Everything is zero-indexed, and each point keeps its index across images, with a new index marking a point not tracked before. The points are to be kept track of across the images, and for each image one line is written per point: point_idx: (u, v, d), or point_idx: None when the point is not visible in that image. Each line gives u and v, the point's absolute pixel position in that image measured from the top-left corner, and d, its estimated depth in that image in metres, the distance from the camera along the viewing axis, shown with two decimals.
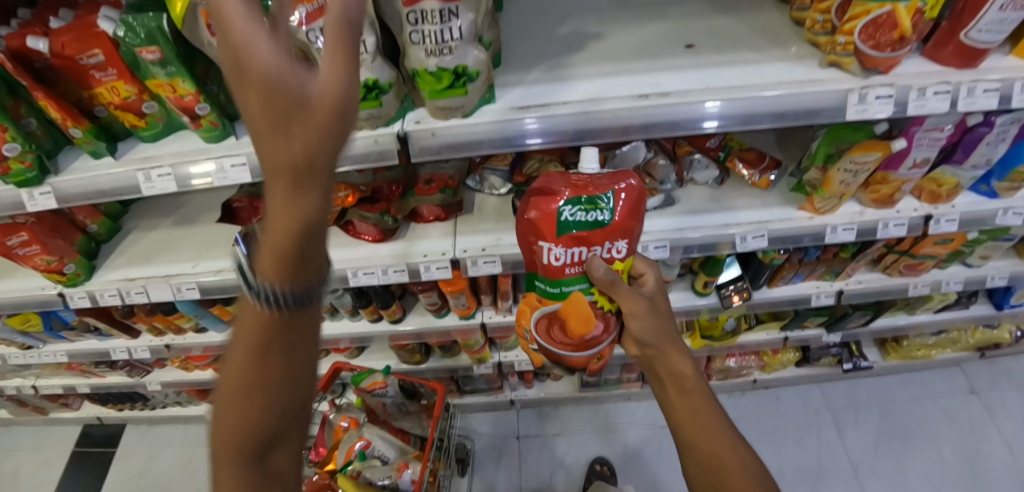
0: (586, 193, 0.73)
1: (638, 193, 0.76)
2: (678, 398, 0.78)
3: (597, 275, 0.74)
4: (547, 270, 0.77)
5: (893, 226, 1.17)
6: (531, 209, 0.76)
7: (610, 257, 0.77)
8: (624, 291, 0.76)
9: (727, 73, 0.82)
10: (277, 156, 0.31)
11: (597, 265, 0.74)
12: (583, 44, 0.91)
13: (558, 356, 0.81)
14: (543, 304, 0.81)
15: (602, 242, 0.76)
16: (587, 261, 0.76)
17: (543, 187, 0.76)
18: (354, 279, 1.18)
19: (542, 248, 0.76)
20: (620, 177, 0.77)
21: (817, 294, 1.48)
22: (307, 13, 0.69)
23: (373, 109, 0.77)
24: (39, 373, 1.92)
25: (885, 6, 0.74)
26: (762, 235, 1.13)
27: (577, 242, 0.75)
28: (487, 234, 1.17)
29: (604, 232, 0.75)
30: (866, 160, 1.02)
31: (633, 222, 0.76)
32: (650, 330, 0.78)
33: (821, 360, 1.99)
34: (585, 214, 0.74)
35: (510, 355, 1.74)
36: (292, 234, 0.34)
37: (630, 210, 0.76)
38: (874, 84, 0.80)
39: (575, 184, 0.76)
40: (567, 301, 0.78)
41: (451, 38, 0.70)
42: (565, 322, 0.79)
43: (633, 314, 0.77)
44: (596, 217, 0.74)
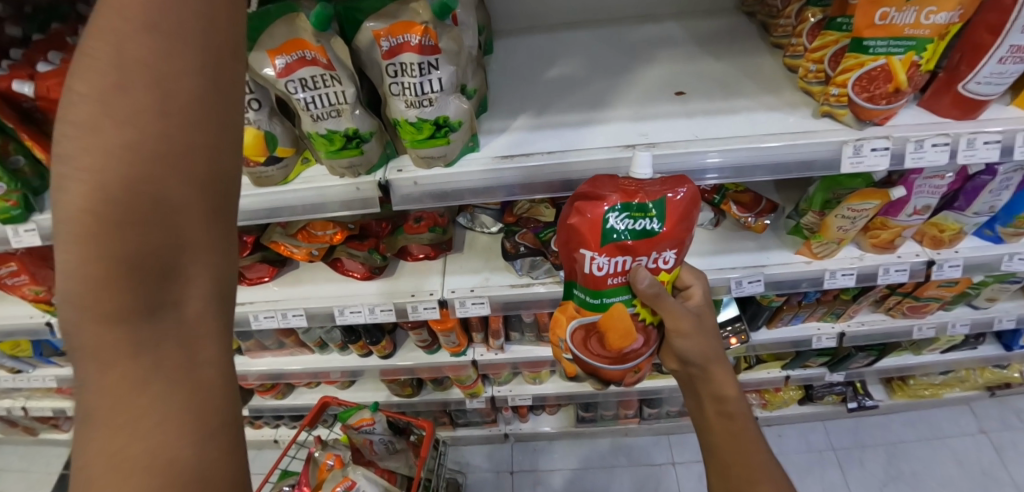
0: (638, 201, 0.71)
1: (693, 196, 0.73)
2: (719, 417, 0.87)
3: (642, 287, 0.73)
4: (588, 279, 0.76)
5: (894, 271, 1.14)
6: (577, 213, 0.73)
7: (656, 266, 0.76)
8: (677, 310, 0.82)
9: (717, 122, 0.80)
10: (159, 72, 0.26)
11: (643, 275, 0.74)
12: (572, 89, 0.89)
13: (593, 370, 0.82)
14: (581, 315, 0.81)
15: (647, 251, 0.74)
16: (632, 270, 0.74)
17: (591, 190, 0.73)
18: (340, 318, 1.15)
19: (584, 255, 0.74)
20: (676, 180, 0.74)
21: (818, 335, 1.44)
22: (284, 64, 0.67)
23: (353, 157, 0.76)
24: (29, 396, 1.90)
25: (879, 59, 0.72)
26: (758, 280, 1.10)
27: (623, 250, 0.73)
28: (475, 274, 1.14)
29: (651, 241, 0.73)
30: (864, 208, 1.01)
31: (684, 230, 0.74)
32: (696, 347, 0.86)
33: (825, 399, 1.93)
34: (633, 222, 0.72)
35: (503, 389, 1.70)
36: (199, 173, 0.28)
37: (685, 214, 0.73)
38: (870, 136, 0.78)
39: (628, 188, 0.74)
40: (606, 312, 0.77)
41: (432, 90, 0.68)
42: (603, 335, 0.79)
43: (681, 331, 0.83)
44: (646, 225, 0.72)
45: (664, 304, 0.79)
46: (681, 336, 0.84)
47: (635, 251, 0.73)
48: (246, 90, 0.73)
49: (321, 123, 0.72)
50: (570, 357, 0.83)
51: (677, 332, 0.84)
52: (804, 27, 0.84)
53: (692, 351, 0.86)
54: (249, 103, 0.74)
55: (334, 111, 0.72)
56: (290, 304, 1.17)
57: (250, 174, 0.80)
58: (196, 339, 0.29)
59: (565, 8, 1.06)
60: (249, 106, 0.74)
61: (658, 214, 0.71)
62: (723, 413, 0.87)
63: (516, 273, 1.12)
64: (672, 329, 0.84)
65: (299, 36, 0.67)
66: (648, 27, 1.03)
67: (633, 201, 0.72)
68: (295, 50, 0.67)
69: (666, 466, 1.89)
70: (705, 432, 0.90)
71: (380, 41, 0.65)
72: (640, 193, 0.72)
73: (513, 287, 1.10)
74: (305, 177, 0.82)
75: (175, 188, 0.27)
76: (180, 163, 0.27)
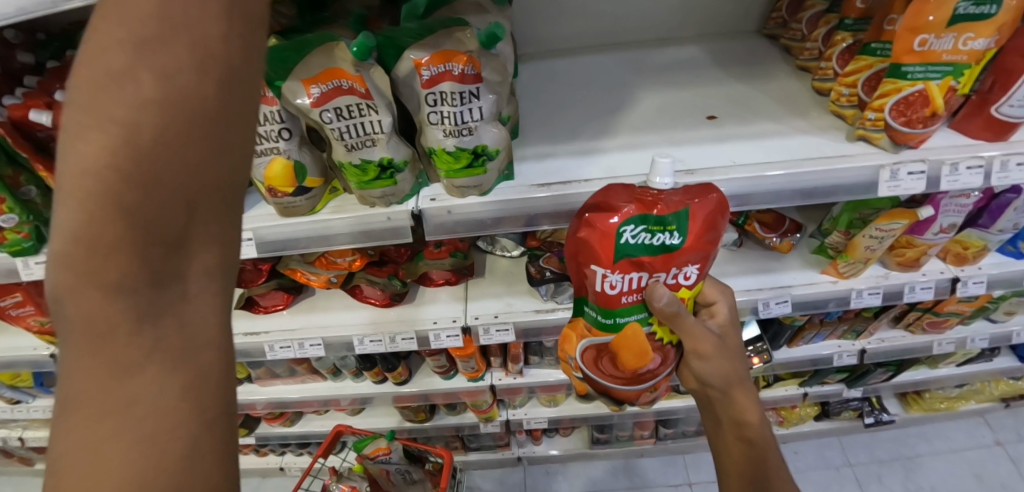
0: (656, 214, 0.66)
1: (719, 206, 0.68)
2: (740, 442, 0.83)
3: (658, 306, 0.68)
4: (601, 297, 0.70)
5: (920, 289, 1.13)
6: (588, 226, 0.68)
7: (675, 283, 0.70)
8: (699, 333, 0.74)
9: (752, 147, 0.79)
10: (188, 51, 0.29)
11: (659, 293, 0.68)
12: (601, 115, 0.88)
13: (604, 389, 0.75)
14: (592, 334, 0.74)
15: (666, 267, 0.69)
16: (648, 287, 0.69)
17: (604, 202, 0.68)
18: (360, 347, 1.13)
19: (594, 272, 0.69)
20: (697, 190, 0.68)
21: (839, 353, 1.42)
22: (320, 93, 0.65)
23: (386, 187, 0.74)
24: (26, 427, 1.84)
25: (916, 84, 0.72)
26: (785, 301, 1.08)
27: (638, 266, 0.68)
28: (498, 299, 1.12)
29: (671, 256, 0.68)
30: (892, 227, 0.99)
31: (706, 242, 0.68)
32: (716, 371, 0.78)
33: (841, 415, 1.91)
34: (650, 236, 0.67)
35: (518, 412, 1.67)
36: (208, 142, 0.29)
37: (705, 227, 0.67)
38: (906, 160, 0.77)
39: (642, 199, 0.68)
40: (619, 334, 0.72)
41: (472, 119, 0.67)
42: (616, 354, 0.73)
43: (702, 353, 0.76)
44: (665, 240, 0.67)
45: (682, 325, 0.72)
46: (702, 359, 0.77)
47: (652, 267, 0.69)
48: (277, 119, 0.70)
49: (355, 153, 0.70)
50: (581, 375, 0.77)
51: (698, 355, 0.76)
52: (835, 51, 0.84)
53: (712, 374, 0.78)
54: (280, 133, 0.72)
55: (370, 140, 0.70)
56: (307, 333, 1.14)
57: (278, 204, 0.78)
58: (196, 301, 0.30)
59: (588, 31, 1.06)
60: (279, 136, 0.72)
61: (678, 228, 0.66)
62: (744, 438, 0.83)
63: (541, 299, 1.10)
64: (691, 351, 0.76)
65: (337, 65, 0.65)
66: (671, 51, 1.03)
67: (649, 214, 0.66)
68: (331, 79, 0.65)
69: (683, 488, 1.86)
70: (723, 452, 0.87)
71: (421, 70, 0.63)
72: (655, 205, 0.67)
73: (537, 313, 1.08)
74: (333, 207, 0.81)
75: (181, 156, 0.29)
76: (208, 133, 0.29)
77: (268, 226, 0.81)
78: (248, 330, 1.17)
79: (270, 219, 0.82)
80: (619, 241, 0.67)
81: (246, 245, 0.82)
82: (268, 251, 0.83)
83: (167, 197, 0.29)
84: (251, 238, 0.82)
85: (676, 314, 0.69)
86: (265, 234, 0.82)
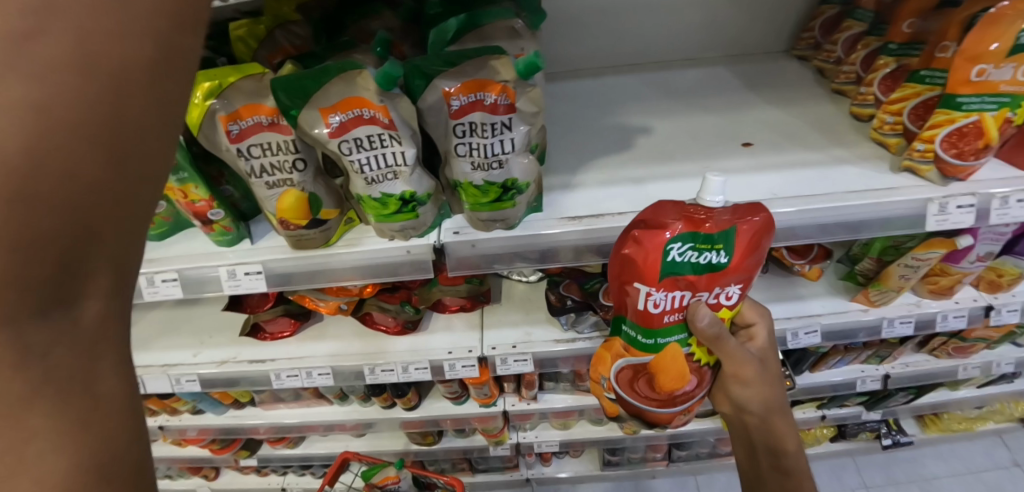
0: (706, 232, 0.61)
1: (767, 225, 0.63)
2: (775, 470, 0.77)
3: (700, 325, 0.63)
4: (642, 316, 0.65)
5: (953, 317, 1.08)
6: (633, 244, 0.63)
7: (717, 303, 0.65)
8: (741, 356, 0.68)
9: (791, 178, 0.75)
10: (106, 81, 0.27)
11: (702, 313, 0.63)
12: (630, 141, 0.84)
13: (636, 412, 0.69)
14: (629, 354, 0.68)
15: (710, 288, 0.64)
16: (691, 305, 0.64)
17: (652, 219, 0.63)
18: (370, 376, 1.08)
19: (638, 291, 0.64)
20: (745, 208, 0.63)
21: (862, 379, 1.38)
22: (339, 123, 0.60)
23: (408, 220, 0.69)
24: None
25: (971, 116, 0.67)
26: (814, 331, 1.04)
27: (683, 284, 0.63)
28: (516, 328, 1.08)
29: (716, 277, 0.63)
30: (928, 257, 0.95)
31: (754, 261, 0.63)
32: (756, 397, 0.72)
33: (858, 436, 1.86)
34: (697, 255, 0.61)
35: (529, 435, 1.61)
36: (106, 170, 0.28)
37: (754, 244, 0.62)
38: (956, 193, 0.72)
39: (690, 214, 0.63)
40: (659, 354, 0.66)
41: (503, 151, 0.62)
42: (653, 376, 0.67)
43: (743, 378, 0.70)
44: (711, 261, 0.62)
45: (726, 347, 0.66)
46: (742, 384, 0.71)
47: (696, 286, 0.64)
48: (291, 150, 0.66)
49: (375, 186, 0.65)
50: (613, 397, 0.71)
51: (739, 380, 0.71)
52: (875, 76, 0.80)
53: (753, 401, 0.72)
54: (294, 164, 0.67)
55: (391, 174, 0.64)
56: (316, 362, 1.09)
57: (291, 237, 0.73)
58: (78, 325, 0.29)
59: (611, 50, 1.02)
60: (293, 167, 0.67)
61: (726, 249, 0.61)
62: (780, 466, 0.77)
63: (561, 328, 1.05)
64: (731, 376, 0.70)
65: (358, 93, 0.59)
66: (697, 71, 0.99)
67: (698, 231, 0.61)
68: (351, 108, 0.59)
69: None
70: (755, 481, 0.81)
71: (450, 100, 0.59)
72: (704, 221, 0.62)
73: (557, 343, 1.03)
74: (349, 239, 0.76)
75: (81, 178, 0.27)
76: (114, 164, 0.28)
77: (280, 259, 0.77)
78: (255, 357, 1.13)
79: (283, 252, 0.77)
80: (666, 259, 0.62)
81: (255, 278, 0.77)
82: (278, 285, 0.79)
83: (67, 205, 0.26)
84: (260, 271, 0.77)
85: (720, 336, 0.64)
86: (276, 268, 0.77)
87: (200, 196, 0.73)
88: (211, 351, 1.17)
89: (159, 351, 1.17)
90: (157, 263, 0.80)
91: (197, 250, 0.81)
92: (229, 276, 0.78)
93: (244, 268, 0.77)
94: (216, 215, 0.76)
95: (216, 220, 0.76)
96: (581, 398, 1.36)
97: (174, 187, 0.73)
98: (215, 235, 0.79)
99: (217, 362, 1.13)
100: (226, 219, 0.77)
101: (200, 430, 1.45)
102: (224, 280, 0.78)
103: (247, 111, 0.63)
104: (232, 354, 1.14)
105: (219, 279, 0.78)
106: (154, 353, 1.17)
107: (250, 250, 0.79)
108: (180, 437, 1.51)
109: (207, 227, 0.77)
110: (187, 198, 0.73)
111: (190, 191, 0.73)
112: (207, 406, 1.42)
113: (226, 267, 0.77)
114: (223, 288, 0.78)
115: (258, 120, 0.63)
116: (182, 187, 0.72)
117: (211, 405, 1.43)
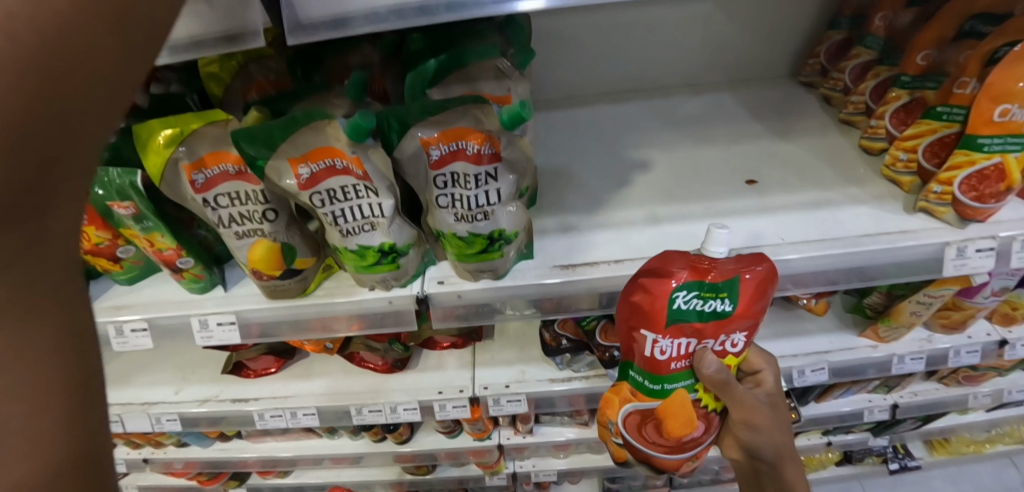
0: (711, 281, 0.54)
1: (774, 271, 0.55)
2: None
3: (706, 373, 0.56)
4: (647, 363, 0.58)
5: (966, 352, 1.03)
6: (638, 291, 0.56)
7: (722, 350, 0.58)
8: (751, 401, 0.60)
9: (800, 221, 0.70)
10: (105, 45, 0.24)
11: (708, 360, 0.55)
12: (628, 178, 0.80)
13: (646, 459, 0.60)
14: (637, 398, 0.60)
15: (716, 335, 0.56)
16: (696, 353, 0.57)
17: (657, 267, 0.56)
18: (358, 417, 1.03)
19: (644, 337, 0.57)
20: (752, 257, 0.56)
21: (870, 409, 1.32)
22: (310, 174, 0.55)
23: (389, 272, 0.65)
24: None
25: (992, 158, 0.63)
26: (822, 368, 0.99)
27: (688, 332, 0.56)
28: (510, 366, 1.03)
29: (723, 324, 0.55)
30: (942, 293, 0.90)
31: (761, 308, 0.55)
32: (768, 440, 0.65)
33: (864, 460, 1.80)
34: (701, 302, 0.54)
35: (525, 464, 1.56)
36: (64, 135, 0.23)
37: (759, 293, 0.55)
38: (975, 236, 0.66)
39: (693, 261, 0.56)
40: (665, 399, 0.58)
41: (488, 202, 0.58)
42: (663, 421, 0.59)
43: (754, 424, 0.63)
44: (717, 308, 0.54)
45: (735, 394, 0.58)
46: (752, 429, 0.63)
47: (702, 333, 0.56)
48: (261, 200, 0.61)
49: (351, 238, 0.60)
50: (620, 442, 0.62)
51: (750, 424, 0.63)
52: (887, 109, 0.75)
53: (765, 445, 0.65)
54: (264, 214, 0.62)
55: (368, 225, 0.60)
56: (301, 401, 1.04)
57: (265, 287, 0.68)
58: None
59: (610, 77, 0.97)
60: (264, 217, 0.62)
61: (731, 297, 0.54)
62: None
63: (555, 367, 1.01)
64: (740, 422, 0.63)
65: (328, 143, 0.54)
66: (700, 99, 0.95)
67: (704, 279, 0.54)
68: (322, 158, 0.54)
69: None
70: None
71: (429, 149, 0.54)
72: (711, 270, 0.55)
73: (552, 383, 0.98)
74: (328, 288, 0.71)
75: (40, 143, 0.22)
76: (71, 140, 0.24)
77: (254, 309, 0.72)
78: (237, 397, 1.08)
79: (257, 301, 0.72)
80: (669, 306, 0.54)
81: (228, 329, 0.72)
82: (254, 335, 0.74)
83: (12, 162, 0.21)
84: (234, 321, 0.72)
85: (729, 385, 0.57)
86: (251, 317, 0.72)
87: (166, 245, 0.68)
88: (194, 388, 1.12)
89: (139, 388, 1.12)
90: (126, 310, 0.75)
91: (169, 297, 0.76)
92: (201, 326, 0.73)
93: (216, 318, 0.72)
94: (185, 263, 0.71)
95: (185, 268, 0.71)
96: (578, 431, 1.31)
97: (139, 235, 0.68)
98: (185, 282, 0.74)
99: (198, 400, 1.08)
100: (196, 266, 0.72)
101: (185, 463, 1.40)
102: (195, 330, 0.73)
103: (212, 159, 0.58)
104: (214, 392, 1.09)
105: (190, 329, 0.73)
106: (133, 391, 1.12)
107: (224, 298, 0.74)
108: (165, 470, 1.45)
109: (177, 274, 0.72)
110: (153, 245, 0.68)
111: (156, 240, 0.68)
112: (192, 439, 1.36)
113: (197, 316, 0.72)
114: (194, 339, 0.73)
115: (224, 169, 0.59)
116: (147, 236, 0.67)
117: (196, 438, 1.37)
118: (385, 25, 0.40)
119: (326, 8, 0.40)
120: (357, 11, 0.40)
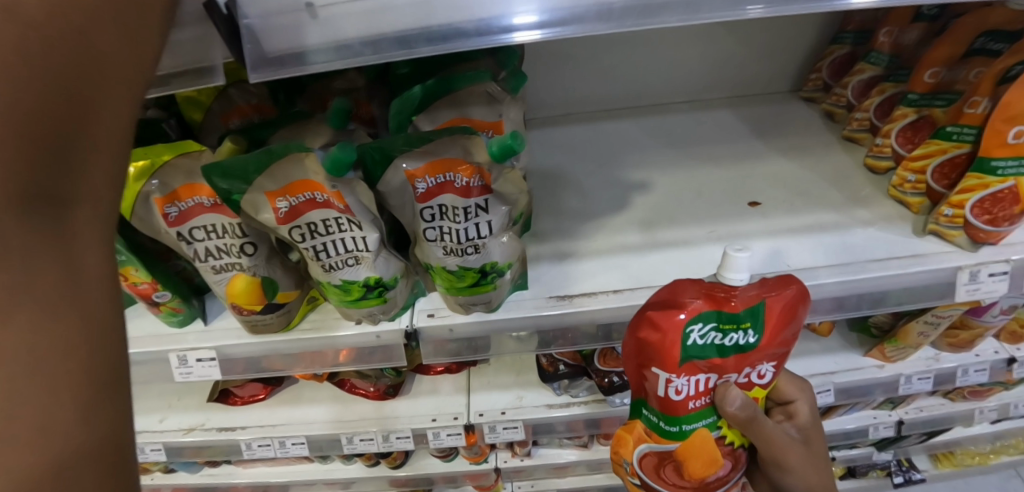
0: (731, 311, 0.47)
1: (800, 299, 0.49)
2: None
3: (729, 410, 0.48)
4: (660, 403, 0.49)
5: (973, 372, 0.98)
6: (646, 326, 0.47)
7: (747, 383, 0.50)
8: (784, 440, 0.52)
9: (805, 246, 0.67)
10: None
11: (732, 395, 0.48)
12: (626, 201, 0.77)
13: None
14: (651, 439, 0.52)
15: (739, 369, 0.49)
16: (717, 388, 0.49)
17: (664, 297, 0.48)
18: (349, 446, 1.00)
19: (655, 375, 0.48)
20: (775, 280, 0.49)
21: (875, 426, 1.29)
22: (289, 208, 0.52)
23: (376, 306, 0.61)
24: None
25: (1007, 181, 0.60)
26: (828, 390, 0.95)
27: (707, 368, 0.48)
28: (506, 391, 1.00)
29: (745, 358, 0.48)
30: (950, 313, 0.87)
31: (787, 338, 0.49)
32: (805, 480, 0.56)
33: (868, 474, 1.77)
34: (720, 335, 0.47)
35: (523, 486, 1.52)
36: None
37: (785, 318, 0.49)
38: (988, 260, 0.63)
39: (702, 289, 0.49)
40: (686, 440, 0.51)
41: (479, 235, 0.54)
42: (683, 463, 0.51)
43: (785, 466, 0.54)
44: (739, 341, 0.47)
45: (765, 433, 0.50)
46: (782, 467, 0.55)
47: (722, 368, 0.49)
48: (239, 233, 0.58)
49: (334, 273, 0.57)
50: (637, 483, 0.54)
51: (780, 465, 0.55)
52: (894, 127, 0.73)
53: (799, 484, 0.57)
54: (242, 248, 0.59)
55: (352, 259, 0.56)
56: (289, 430, 1.01)
57: (246, 322, 0.65)
58: None
59: (607, 94, 0.95)
60: (242, 251, 0.59)
61: (756, 327, 0.47)
62: None
63: (553, 392, 0.98)
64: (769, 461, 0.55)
65: (307, 176, 0.50)
66: (699, 116, 0.92)
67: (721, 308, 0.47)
68: (302, 192, 0.51)
69: None
70: None
71: (415, 182, 0.51)
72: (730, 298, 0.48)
73: (550, 409, 0.95)
74: (313, 321, 0.68)
75: None
76: None
77: (236, 344, 0.68)
78: (223, 425, 1.04)
79: (238, 336, 0.69)
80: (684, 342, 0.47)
81: (208, 366, 0.69)
82: (236, 371, 0.70)
83: None
84: (214, 357, 0.69)
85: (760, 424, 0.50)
86: (233, 353, 0.69)
87: (141, 278, 0.65)
88: (179, 416, 1.08)
89: None
90: None
91: (145, 330, 0.72)
92: (179, 362, 0.69)
93: (195, 354, 0.69)
94: (162, 297, 0.67)
95: (162, 302, 0.68)
96: (577, 453, 1.27)
97: None
98: (162, 315, 0.70)
99: (184, 429, 1.04)
100: (173, 300, 0.68)
101: (173, 490, 1.35)
102: (174, 367, 0.70)
103: (186, 191, 0.55)
104: (199, 421, 1.06)
105: (168, 365, 0.70)
106: None
107: (204, 333, 0.70)
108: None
109: (154, 308, 0.69)
110: (128, 279, 0.65)
111: (130, 274, 0.64)
112: (179, 466, 1.32)
113: (174, 353, 0.69)
114: (173, 375, 0.70)
115: (199, 202, 0.55)
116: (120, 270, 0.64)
117: (182, 465, 1.32)
118: (352, 59, 0.38)
119: (292, 41, 0.37)
120: (328, 44, 0.37)
